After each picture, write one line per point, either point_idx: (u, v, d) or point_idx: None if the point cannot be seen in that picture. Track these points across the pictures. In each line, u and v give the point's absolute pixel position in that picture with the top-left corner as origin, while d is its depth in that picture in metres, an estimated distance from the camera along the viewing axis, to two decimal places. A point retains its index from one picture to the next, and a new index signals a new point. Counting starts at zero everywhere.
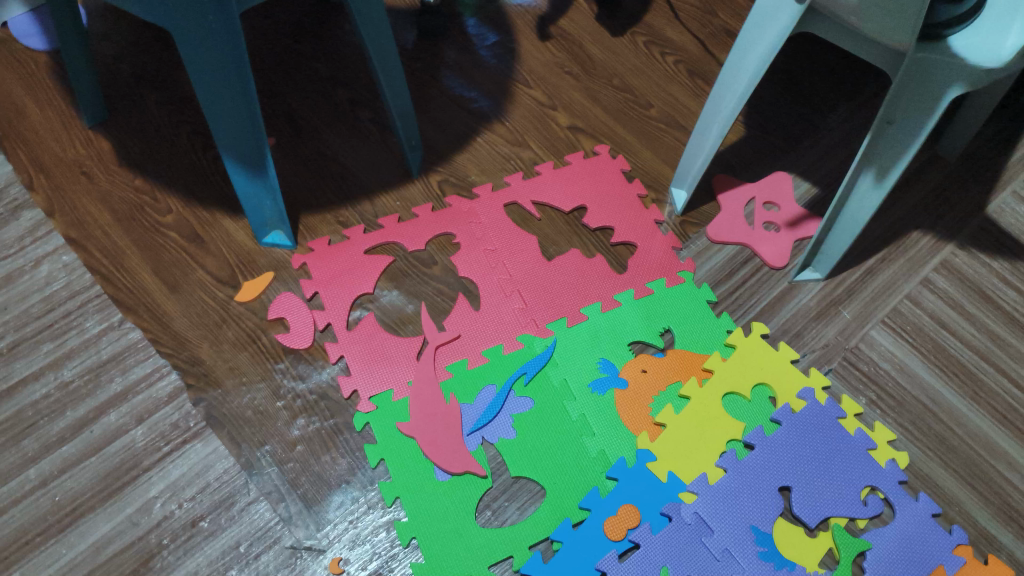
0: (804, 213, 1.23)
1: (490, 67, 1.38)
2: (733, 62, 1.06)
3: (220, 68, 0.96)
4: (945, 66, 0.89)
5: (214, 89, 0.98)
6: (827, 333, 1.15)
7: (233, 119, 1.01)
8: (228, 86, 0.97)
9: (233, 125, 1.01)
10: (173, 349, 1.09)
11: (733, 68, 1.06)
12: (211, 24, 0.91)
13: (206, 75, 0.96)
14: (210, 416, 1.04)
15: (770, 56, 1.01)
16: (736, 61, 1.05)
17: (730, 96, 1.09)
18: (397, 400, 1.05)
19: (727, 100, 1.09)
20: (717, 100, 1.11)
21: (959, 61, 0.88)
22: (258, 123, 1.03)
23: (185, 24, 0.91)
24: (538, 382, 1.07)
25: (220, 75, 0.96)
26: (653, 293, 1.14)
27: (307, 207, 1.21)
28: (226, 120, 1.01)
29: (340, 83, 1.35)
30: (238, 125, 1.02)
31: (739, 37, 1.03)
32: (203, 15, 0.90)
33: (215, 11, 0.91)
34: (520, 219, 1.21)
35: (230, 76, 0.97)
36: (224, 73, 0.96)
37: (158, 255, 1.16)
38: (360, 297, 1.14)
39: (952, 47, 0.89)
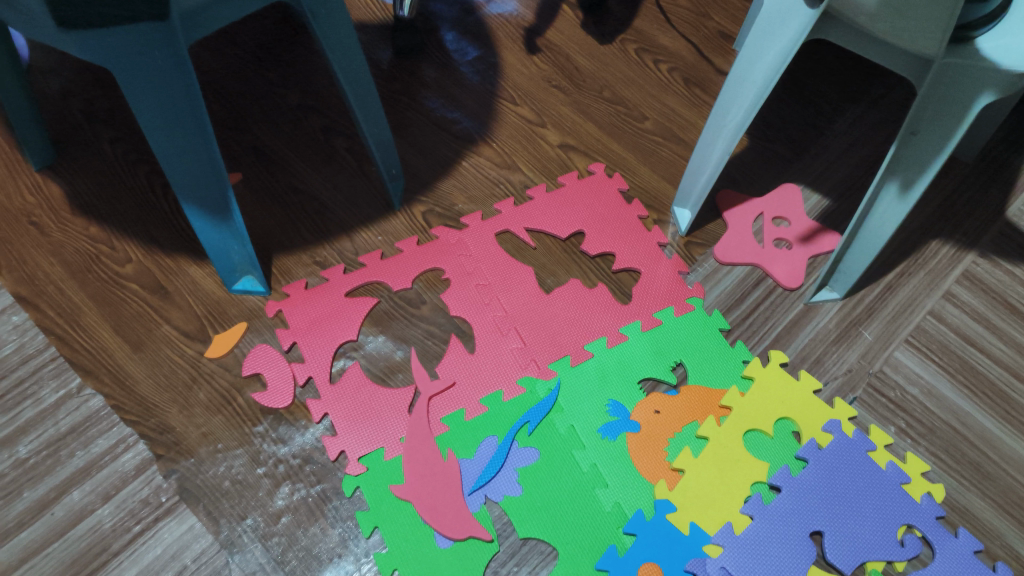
0: (817, 226, 1.14)
1: (472, 84, 1.29)
2: (739, 71, 0.98)
3: (174, 105, 0.86)
4: (975, 71, 0.81)
5: (167, 129, 0.88)
6: (848, 357, 1.05)
7: (190, 159, 0.92)
8: (185, 128, 0.88)
9: (192, 165, 0.92)
10: (140, 416, 0.99)
11: (739, 77, 0.98)
12: (159, 60, 0.82)
13: (156, 115, 0.86)
14: (183, 489, 0.94)
15: (781, 66, 0.92)
16: (744, 70, 0.97)
17: (735, 108, 1.00)
18: (388, 460, 0.95)
19: (734, 113, 1.01)
20: (722, 113, 1.02)
21: (987, 66, 0.79)
22: (219, 161, 0.93)
23: (128, 62, 0.81)
24: (543, 431, 0.97)
25: (172, 112, 0.86)
26: (660, 324, 1.04)
27: (281, 248, 1.11)
28: (184, 159, 0.91)
29: (311, 109, 1.26)
30: (198, 165, 0.92)
31: (745, 44, 0.95)
32: (150, 49, 0.80)
33: (161, 45, 0.81)
34: (514, 249, 1.12)
35: (184, 115, 0.87)
36: (177, 109, 0.87)
37: (119, 311, 1.06)
38: (343, 346, 1.04)
39: (980, 50, 0.80)
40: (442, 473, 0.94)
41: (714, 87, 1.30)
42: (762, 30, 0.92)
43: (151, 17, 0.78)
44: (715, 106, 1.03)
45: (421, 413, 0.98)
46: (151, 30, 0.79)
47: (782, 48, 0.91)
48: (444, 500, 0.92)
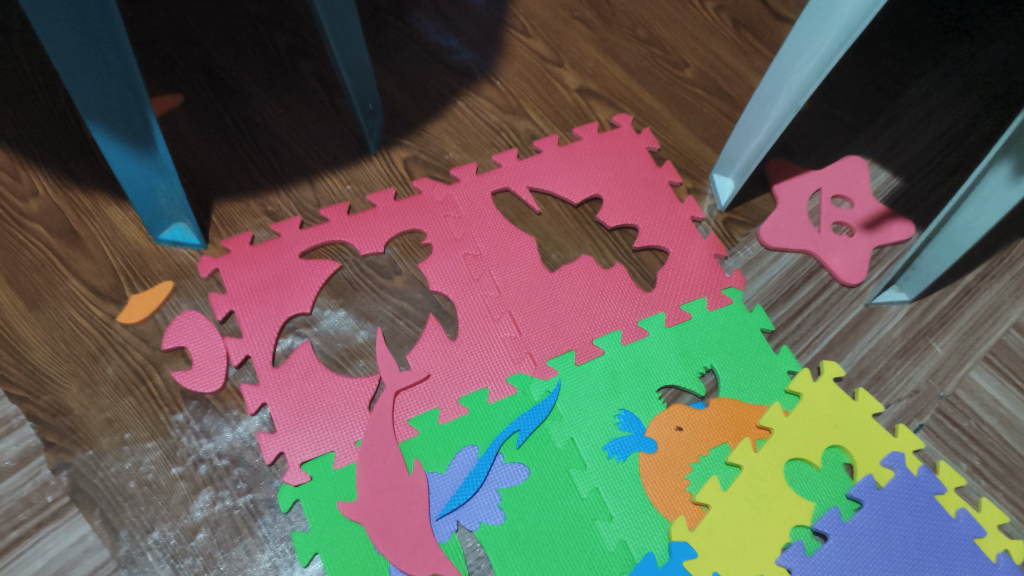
0: (884, 212, 0.94)
1: (476, 9, 1.06)
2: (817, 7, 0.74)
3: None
4: None
5: (60, 22, 0.64)
6: (916, 375, 0.85)
7: (99, 73, 0.69)
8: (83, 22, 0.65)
9: (97, 80, 0.69)
10: (29, 393, 0.78)
11: (815, 16, 0.74)
12: None
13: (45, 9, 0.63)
14: (75, 489, 0.74)
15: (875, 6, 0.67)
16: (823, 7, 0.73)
17: (807, 58, 0.77)
18: (338, 469, 0.76)
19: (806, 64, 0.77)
20: (788, 61, 0.79)
21: None
22: (136, 74, 0.70)
23: None
24: (535, 444, 0.78)
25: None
26: (689, 319, 0.84)
27: (225, 192, 0.90)
28: (89, 73, 0.68)
29: (278, 25, 1.03)
30: (110, 81, 0.70)
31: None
32: None
33: None
34: (514, 213, 0.90)
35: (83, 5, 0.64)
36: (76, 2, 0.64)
37: (16, 257, 0.85)
38: (293, 320, 0.83)
39: None
40: (404, 491, 0.74)
41: (768, 34, 1.08)
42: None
43: None
44: (779, 52, 0.80)
45: (385, 414, 0.78)
46: None
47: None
48: (403, 526, 0.72)
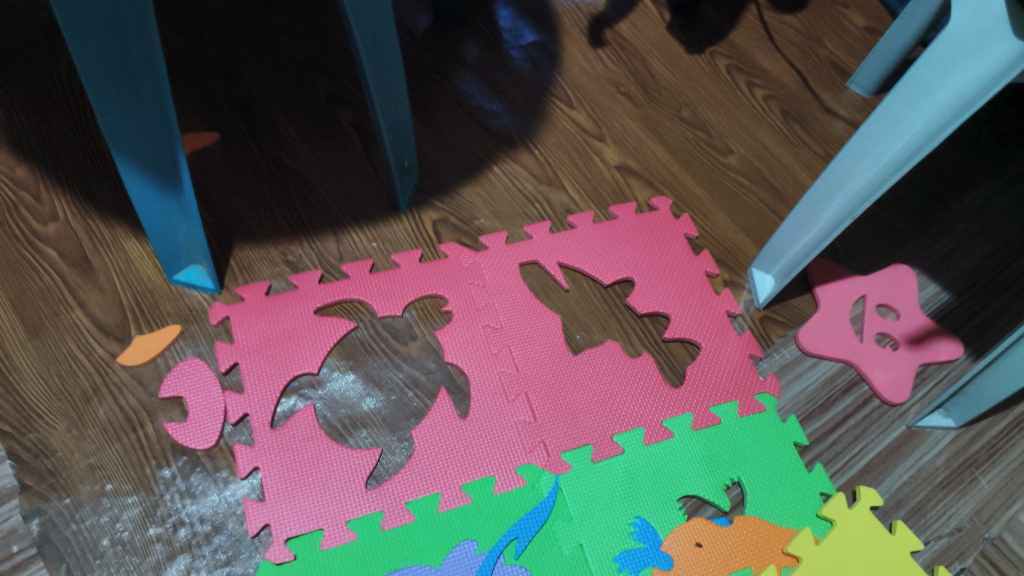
0: (930, 328, 0.88)
1: (520, 74, 1.02)
2: (943, 51, 0.66)
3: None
4: None
5: (116, 86, 0.64)
6: (960, 510, 0.78)
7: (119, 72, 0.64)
8: (134, 88, 0.65)
9: (119, 81, 0.64)
10: (13, 428, 0.75)
11: (937, 61, 0.67)
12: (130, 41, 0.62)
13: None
14: (44, 540, 0.70)
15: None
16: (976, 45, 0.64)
17: (927, 101, 0.68)
18: (324, 550, 0.70)
19: (906, 135, 0.70)
20: (896, 109, 0.70)
21: None
22: (176, 131, 0.70)
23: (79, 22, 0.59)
24: (539, 546, 0.71)
25: (125, 78, 0.64)
26: (718, 425, 0.79)
27: (245, 235, 0.87)
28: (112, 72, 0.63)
29: (319, 68, 1.00)
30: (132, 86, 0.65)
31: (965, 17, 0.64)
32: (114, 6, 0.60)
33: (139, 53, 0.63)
34: (541, 288, 0.87)
35: (141, 83, 0.65)
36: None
37: (24, 281, 0.83)
38: (298, 379, 0.79)
39: None
40: None
41: (819, 129, 1.03)
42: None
43: None
44: (859, 130, 0.74)
45: None
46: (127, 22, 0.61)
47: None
48: None
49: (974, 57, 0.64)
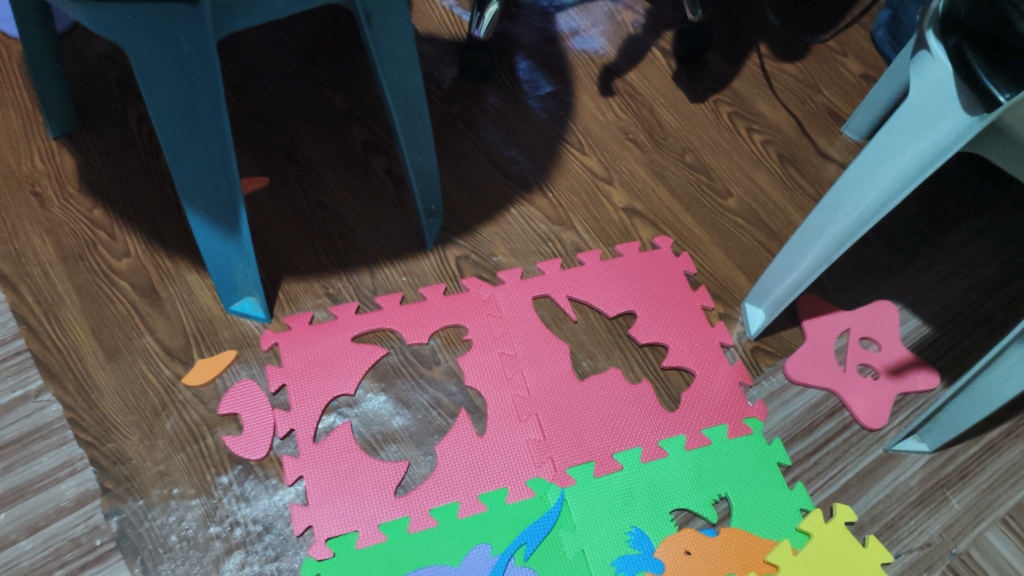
0: (910, 359, 0.96)
1: (538, 122, 1.13)
2: (903, 121, 0.74)
3: (180, 54, 0.71)
4: None
5: (186, 136, 0.78)
6: (930, 527, 0.86)
7: (196, 137, 0.78)
8: (202, 139, 0.78)
9: (189, 131, 0.77)
10: (95, 438, 0.87)
11: (898, 130, 0.75)
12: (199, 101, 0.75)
13: (153, 59, 0.72)
14: (122, 536, 0.82)
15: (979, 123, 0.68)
16: (931, 116, 0.72)
17: (891, 163, 0.76)
18: (359, 549, 0.81)
19: (874, 191, 0.78)
20: (864, 170, 0.78)
21: None
22: (235, 184, 0.82)
23: (158, 77, 0.73)
24: (546, 550, 0.81)
25: (194, 130, 0.77)
26: (708, 445, 0.88)
27: (291, 270, 0.98)
28: (191, 137, 0.78)
29: (357, 119, 1.12)
30: (206, 150, 0.79)
31: (921, 93, 0.73)
32: (186, 73, 0.73)
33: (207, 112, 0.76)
34: (552, 319, 0.97)
35: (207, 137, 0.78)
36: (180, 54, 0.71)
37: (102, 310, 0.96)
38: (337, 399, 0.90)
39: None
40: None
41: (812, 172, 1.12)
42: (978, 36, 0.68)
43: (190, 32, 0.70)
44: (834, 186, 0.82)
45: None
46: (197, 87, 0.74)
47: (975, 70, 0.69)
48: None
49: (932, 125, 0.72)
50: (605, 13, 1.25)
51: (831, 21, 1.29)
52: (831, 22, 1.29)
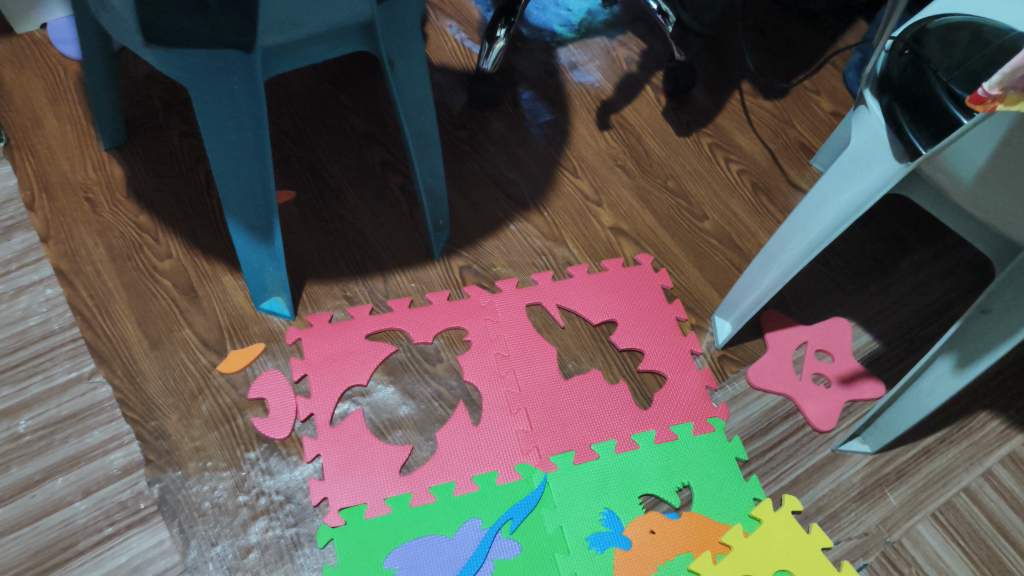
0: (859, 370, 1.08)
1: (537, 148, 1.26)
2: (846, 165, 0.89)
3: (231, 91, 0.86)
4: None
5: (232, 158, 0.92)
6: (867, 518, 0.97)
7: (239, 158, 0.92)
8: (245, 162, 0.92)
9: (233, 154, 0.92)
10: (139, 416, 1.00)
11: (842, 172, 0.90)
12: (244, 130, 0.89)
13: (209, 92, 0.86)
14: (162, 501, 0.94)
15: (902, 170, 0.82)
16: (867, 163, 0.87)
17: (836, 200, 0.91)
18: (367, 518, 0.93)
19: (821, 224, 0.93)
20: (814, 204, 0.94)
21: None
22: (272, 202, 0.95)
23: (213, 109, 0.88)
24: (529, 525, 0.93)
25: (239, 154, 0.91)
26: (676, 439, 1.00)
27: (314, 274, 1.11)
28: (234, 158, 0.92)
29: (375, 140, 1.25)
30: (247, 170, 0.93)
31: (859, 141, 0.88)
32: (236, 108, 0.87)
33: (250, 141, 0.90)
34: (543, 324, 1.09)
35: (250, 160, 0.92)
36: (232, 92, 0.86)
37: (147, 304, 1.09)
38: (352, 389, 1.03)
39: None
40: None
41: (782, 200, 1.25)
42: (906, 97, 0.82)
43: (242, 76, 0.85)
44: (789, 219, 0.97)
45: None
46: (243, 120, 0.88)
47: (903, 125, 0.82)
48: None
49: (866, 171, 0.87)
50: (601, 48, 1.38)
51: (808, 61, 1.42)
52: (808, 63, 1.41)
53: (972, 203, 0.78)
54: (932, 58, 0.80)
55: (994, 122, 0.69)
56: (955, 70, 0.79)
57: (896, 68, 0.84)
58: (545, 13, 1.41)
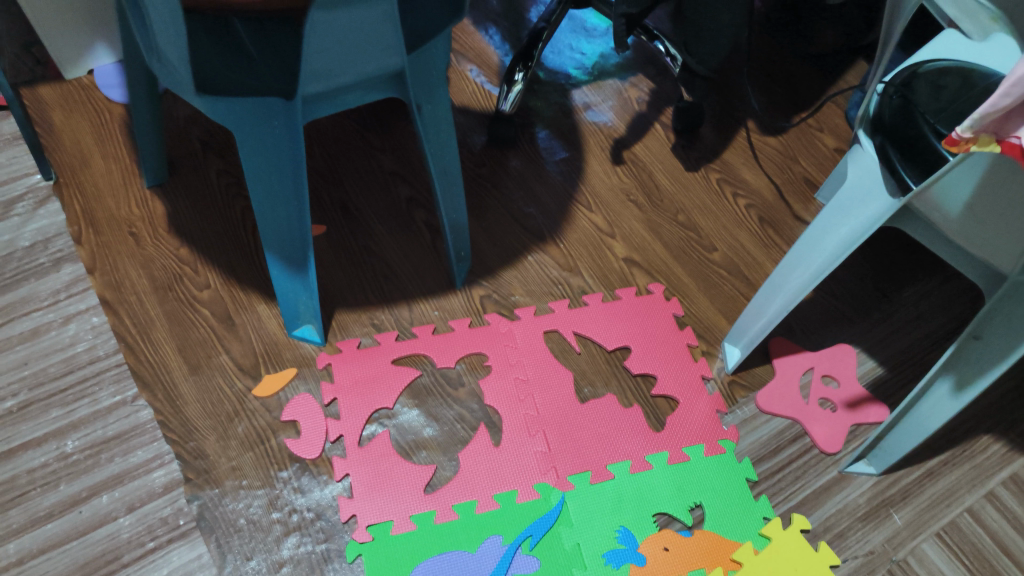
0: (864, 395, 1.13)
1: (554, 184, 1.33)
2: (844, 201, 0.96)
3: (273, 134, 0.94)
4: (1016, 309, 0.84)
5: (272, 194, 1.00)
6: (874, 538, 1.01)
7: (279, 196, 1.00)
8: (284, 199, 1.00)
9: (274, 191, 0.99)
10: (179, 437, 1.06)
11: (840, 207, 0.96)
12: (284, 169, 0.97)
13: (254, 136, 0.95)
14: (201, 517, 1.00)
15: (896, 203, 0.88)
16: (864, 198, 0.93)
17: (835, 232, 0.97)
18: (394, 535, 0.98)
19: (822, 255, 0.99)
20: (815, 237, 1.00)
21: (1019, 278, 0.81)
22: (307, 236, 1.02)
23: (258, 149, 0.96)
24: (548, 542, 0.98)
25: (279, 191, 0.99)
26: (688, 460, 1.05)
27: (343, 303, 1.18)
28: (274, 195, 1.00)
29: (401, 177, 1.32)
30: (285, 206, 1.00)
31: (856, 176, 0.94)
32: (278, 149, 0.95)
33: (288, 179, 0.98)
34: (560, 350, 1.15)
35: (288, 196, 0.99)
36: (274, 135, 0.94)
37: (186, 331, 1.15)
38: (379, 412, 1.09)
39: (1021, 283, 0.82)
40: None
41: (788, 232, 1.30)
42: (898, 139, 0.88)
43: (282, 122, 0.93)
44: (792, 250, 1.03)
45: None
46: (284, 161, 0.96)
47: (895, 163, 0.88)
48: None
49: (863, 206, 0.93)
50: (614, 90, 1.46)
51: (811, 100, 1.48)
52: (811, 101, 1.48)
53: (961, 235, 0.83)
54: (920, 100, 0.88)
55: (974, 160, 0.76)
56: (941, 111, 0.85)
57: (887, 111, 0.91)
58: (560, 57, 1.50)
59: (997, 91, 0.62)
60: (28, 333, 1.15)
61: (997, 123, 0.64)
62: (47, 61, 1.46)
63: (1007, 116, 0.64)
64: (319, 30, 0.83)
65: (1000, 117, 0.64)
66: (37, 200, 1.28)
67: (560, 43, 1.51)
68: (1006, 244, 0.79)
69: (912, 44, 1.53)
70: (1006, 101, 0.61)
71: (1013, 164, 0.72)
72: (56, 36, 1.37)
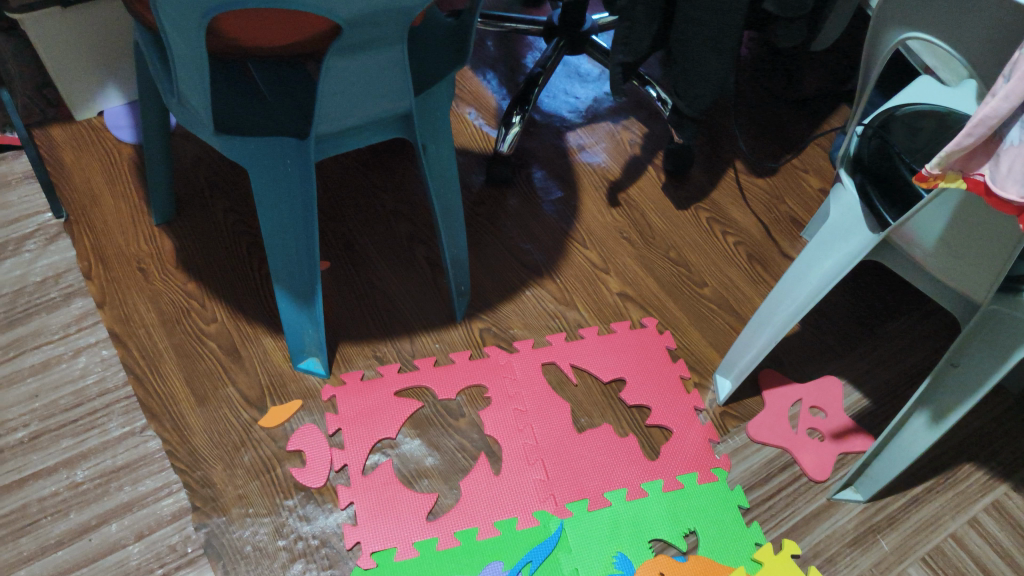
0: (851, 425, 1.17)
1: (549, 222, 1.38)
2: (828, 236, 1.02)
3: (285, 172, 1.00)
4: (992, 335, 0.88)
5: (281, 230, 1.05)
6: (862, 562, 1.04)
7: (289, 231, 1.05)
8: (293, 234, 1.05)
9: (284, 225, 1.04)
10: (186, 466, 1.09)
11: (825, 242, 1.02)
12: (294, 205, 1.02)
13: (266, 173, 1.00)
14: (208, 544, 1.02)
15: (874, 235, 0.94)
16: (846, 233, 0.99)
17: (820, 266, 1.03)
18: (398, 561, 1.00)
19: (808, 287, 1.04)
20: (801, 271, 1.05)
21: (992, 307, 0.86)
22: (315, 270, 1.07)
23: (269, 185, 1.01)
24: (547, 567, 1.00)
25: (288, 227, 1.04)
26: (682, 488, 1.08)
27: (347, 336, 1.22)
28: (284, 230, 1.05)
29: (402, 216, 1.37)
30: (294, 241, 1.05)
31: (839, 214, 1.00)
32: (289, 186, 1.01)
33: (298, 215, 1.03)
34: (556, 382, 1.19)
35: (297, 230, 1.04)
36: (286, 173, 1.00)
37: (194, 364, 1.19)
38: (382, 442, 1.12)
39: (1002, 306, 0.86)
40: None
41: (775, 268, 1.36)
42: (876, 176, 0.94)
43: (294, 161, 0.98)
44: (778, 283, 1.08)
45: None
46: (295, 198, 1.02)
47: (873, 200, 0.93)
48: None
49: (845, 241, 0.99)
50: (606, 132, 1.53)
51: (796, 143, 1.56)
52: (796, 144, 1.55)
53: (938, 268, 0.89)
54: (896, 140, 0.94)
55: (944, 198, 0.82)
56: (917, 152, 0.91)
57: (866, 150, 0.96)
58: (555, 102, 1.57)
59: (961, 131, 0.68)
60: (38, 366, 1.18)
61: (963, 161, 0.71)
62: (58, 102, 1.52)
63: (972, 155, 0.70)
64: (332, 75, 0.88)
65: (964, 156, 0.70)
66: (47, 238, 1.32)
67: (554, 88, 1.59)
68: (980, 275, 0.84)
69: (891, 89, 1.61)
70: (970, 140, 0.67)
71: (979, 200, 0.79)
72: (65, 75, 1.42)
